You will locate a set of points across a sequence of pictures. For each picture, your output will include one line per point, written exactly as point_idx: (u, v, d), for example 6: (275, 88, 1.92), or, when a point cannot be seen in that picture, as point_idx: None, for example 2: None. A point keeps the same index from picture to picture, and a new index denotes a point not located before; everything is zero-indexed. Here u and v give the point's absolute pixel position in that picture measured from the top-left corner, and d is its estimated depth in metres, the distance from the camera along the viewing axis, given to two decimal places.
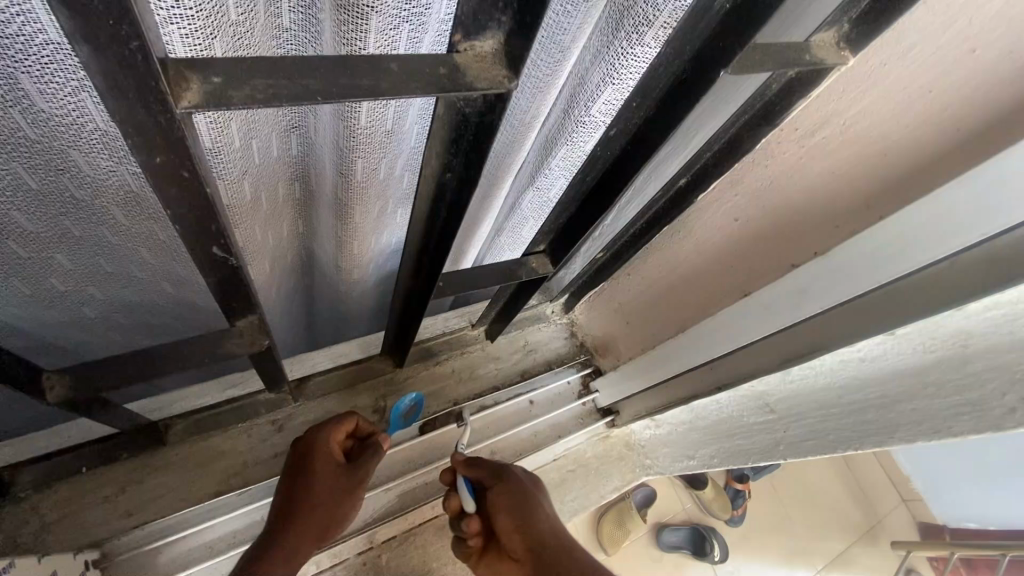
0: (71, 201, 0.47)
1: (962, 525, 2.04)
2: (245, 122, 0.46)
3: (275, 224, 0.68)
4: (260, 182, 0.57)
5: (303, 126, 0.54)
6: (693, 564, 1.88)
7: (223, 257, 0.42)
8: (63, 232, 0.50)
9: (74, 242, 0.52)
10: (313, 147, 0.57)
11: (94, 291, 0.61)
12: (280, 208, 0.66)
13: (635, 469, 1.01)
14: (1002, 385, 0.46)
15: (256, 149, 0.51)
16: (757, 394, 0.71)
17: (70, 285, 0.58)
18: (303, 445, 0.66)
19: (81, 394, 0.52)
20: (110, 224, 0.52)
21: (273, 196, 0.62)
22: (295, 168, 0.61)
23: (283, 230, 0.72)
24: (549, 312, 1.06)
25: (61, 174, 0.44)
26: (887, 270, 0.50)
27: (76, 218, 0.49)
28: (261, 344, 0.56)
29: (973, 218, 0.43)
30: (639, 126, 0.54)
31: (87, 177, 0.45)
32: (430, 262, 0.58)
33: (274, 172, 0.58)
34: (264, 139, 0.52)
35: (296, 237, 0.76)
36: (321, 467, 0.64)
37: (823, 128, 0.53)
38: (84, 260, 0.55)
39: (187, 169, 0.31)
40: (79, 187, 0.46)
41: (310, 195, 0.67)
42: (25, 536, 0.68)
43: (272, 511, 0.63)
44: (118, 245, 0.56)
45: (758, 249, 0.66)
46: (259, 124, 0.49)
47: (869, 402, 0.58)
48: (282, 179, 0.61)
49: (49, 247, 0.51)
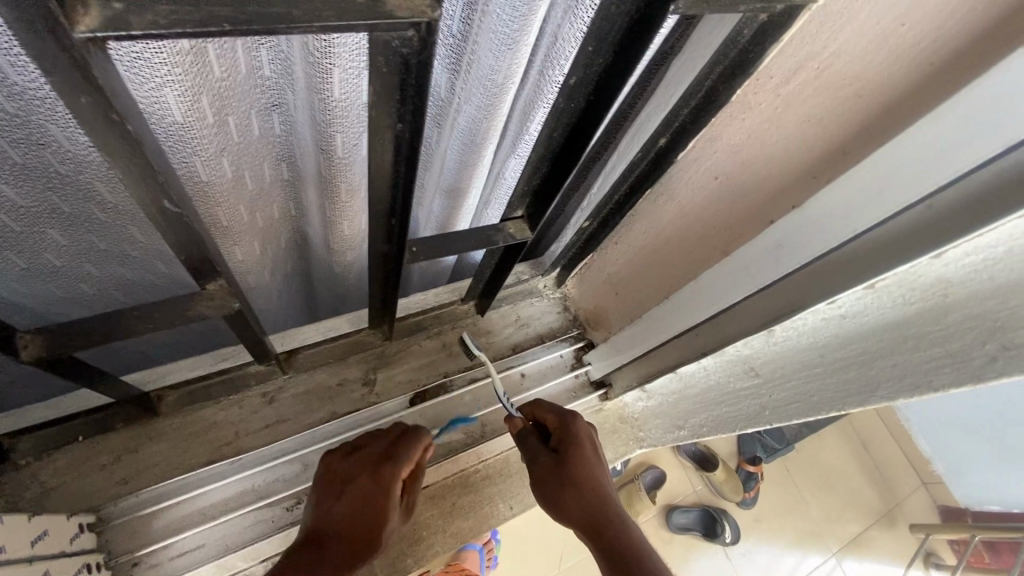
0: (57, 176, 0.46)
1: (984, 507, 1.98)
2: (217, 96, 0.45)
3: (266, 209, 0.66)
4: (242, 163, 0.55)
5: (283, 103, 0.52)
6: (704, 545, 1.87)
7: (176, 211, 0.43)
8: (52, 208, 0.49)
9: (64, 219, 0.51)
10: (296, 125, 0.56)
11: (92, 271, 0.60)
12: (268, 193, 0.64)
13: (628, 442, 1.00)
14: (982, 334, 0.44)
15: (235, 128, 0.50)
16: (741, 358, 0.69)
17: (66, 262, 0.56)
18: (369, 481, 0.69)
19: (55, 355, 0.54)
20: (98, 200, 0.50)
21: (259, 180, 0.60)
22: (278, 148, 0.59)
23: (275, 216, 0.69)
24: (541, 286, 1.05)
25: (42, 148, 0.43)
26: (864, 218, 0.48)
27: (64, 194, 0.48)
28: (233, 306, 0.58)
29: (947, 155, 0.41)
30: (599, 74, 0.52)
31: (69, 152, 0.44)
32: (399, 224, 0.58)
33: (259, 157, 0.57)
34: (243, 117, 0.50)
35: (288, 224, 0.74)
36: (387, 506, 0.68)
37: (799, 74, 0.51)
38: (78, 239, 0.54)
39: (115, 110, 0.32)
40: (62, 163, 0.45)
41: (297, 177, 0.65)
42: (27, 500, 0.71)
43: (315, 532, 0.65)
44: (111, 225, 0.54)
45: (739, 209, 0.64)
46: (235, 99, 0.47)
47: (851, 361, 0.56)
48: (267, 161, 0.59)
49: (40, 223, 0.50)
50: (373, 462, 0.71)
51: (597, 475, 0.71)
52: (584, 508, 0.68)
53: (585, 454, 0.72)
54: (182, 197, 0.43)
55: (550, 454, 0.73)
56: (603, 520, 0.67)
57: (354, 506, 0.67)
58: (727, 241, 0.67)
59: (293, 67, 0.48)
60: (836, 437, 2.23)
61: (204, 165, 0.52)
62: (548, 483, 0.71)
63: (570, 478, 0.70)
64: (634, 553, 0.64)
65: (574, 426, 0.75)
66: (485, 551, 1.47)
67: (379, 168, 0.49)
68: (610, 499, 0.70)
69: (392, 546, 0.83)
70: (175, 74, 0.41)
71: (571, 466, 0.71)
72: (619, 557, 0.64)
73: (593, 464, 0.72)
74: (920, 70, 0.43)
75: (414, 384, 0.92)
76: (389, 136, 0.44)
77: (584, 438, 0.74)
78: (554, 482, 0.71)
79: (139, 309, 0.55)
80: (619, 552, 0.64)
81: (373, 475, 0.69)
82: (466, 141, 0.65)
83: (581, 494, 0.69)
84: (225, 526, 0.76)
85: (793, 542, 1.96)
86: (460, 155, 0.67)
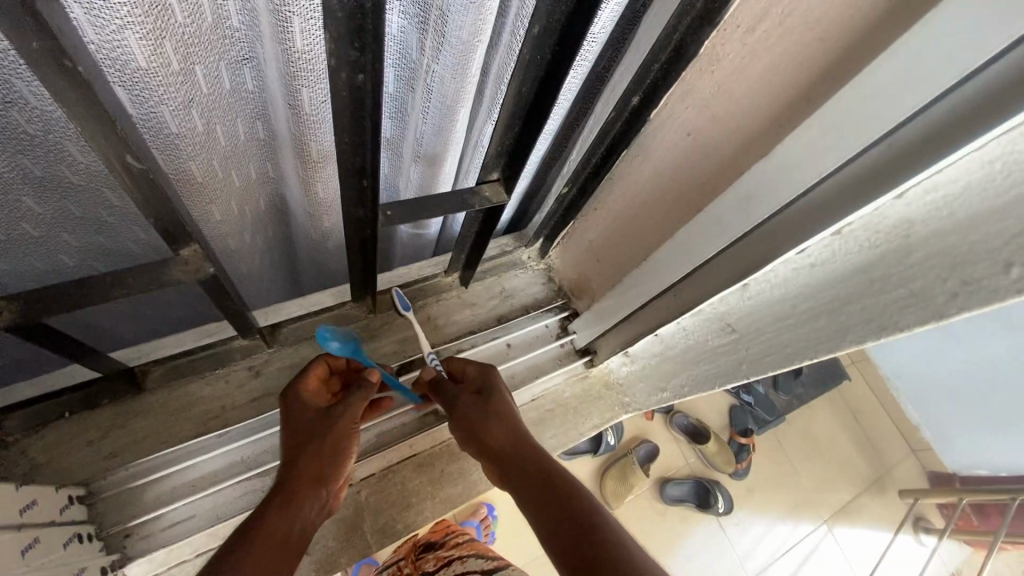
0: (25, 137, 0.46)
1: (972, 471, 2.03)
2: (181, 41, 0.44)
3: (242, 169, 0.65)
4: (213, 116, 0.54)
5: (254, 56, 0.53)
6: (697, 516, 1.90)
7: (140, 168, 0.44)
8: (25, 172, 0.49)
9: (38, 184, 0.51)
10: (267, 80, 0.56)
11: (71, 240, 0.59)
12: (244, 152, 0.63)
13: (614, 407, 1.01)
14: (942, 271, 0.45)
15: (202, 78, 0.50)
16: (718, 315, 0.71)
17: (43, 232, 0.56)
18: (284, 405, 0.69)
19: (29, 322, 0.54)
20: (69, 160, 0.50)
21: (233, 136, 0.60)
22: (252, 105, 0.58)
23: (252, 175, 0.68)
24: (525, 258, 1.05)
25: (8, 106, 0.43)
26: (825, 161, 0.48)
27: (35, 157, 0.48)
28: (206, 271, 0.59)
29: (902, 90, 0.41)
30: (562, 21, 0.53)
31: (37, 110, 0.44)
32: (371, 185, 0.57)
33: (232, 111, 0.57)
34: (210, 68, 0.50)
35: (263, 185, 0.72)
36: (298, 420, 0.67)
37: (763, 22, 0.51)
38: (53, 205, 0.54)
39: (65, 55, 0.34)
40: (30, 122, 0.45)
41: (272, 137, 0.64)
42: (16, 476, 0.71)
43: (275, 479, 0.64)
44: (85, 187, 0.53)
45: (710, 164, 0.64)
46: (201, 47, 0.47)
47: (821, 308, 0.58)
48: (240, 118, 0.59)
49: (14, 191, 0.50)
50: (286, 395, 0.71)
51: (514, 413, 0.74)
52: (502, 434, 0.70)
53: (504, 395, 0.76)
54: (145, 153, 0.44)
55: (472, 399, 0.74)
56: (519, 446, 0.69)
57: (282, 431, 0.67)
58: (701, 197, 0.67)
59: (259, 17, 0.48)
60: (826, 407, 2.26)
61: (172, 117, 0.51)
62: (470, 426, 0.71)
63: (490, 409, 0.72)
64: (548, 469, 0.66)
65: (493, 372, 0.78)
66: (482, 527, 1.51)
67: (346, 125, 0.49)
68: (530, 441, 0.70)
69: (383, 513, 0.85)
70: (137, 15, 0.40)
71: (492, 401, 0.74)
72: (534, 473, 0.66)
73: (511, 402, 0.75)
74: (875, 8, 0.43)
75: (399, 356, 0.93)
76: (351, 88, 0.45)
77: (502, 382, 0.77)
78: (475, 415, 0.72)
79: (112, 275, 0.56)
80: (534, 471, 0.66)
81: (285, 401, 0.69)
82: (440, 104, 0.64)
83: (499, 422, 0.71)
84: (214, 497, 0.77)
85: (784, 512, 1.99)
86: (436, 118, 0.66)
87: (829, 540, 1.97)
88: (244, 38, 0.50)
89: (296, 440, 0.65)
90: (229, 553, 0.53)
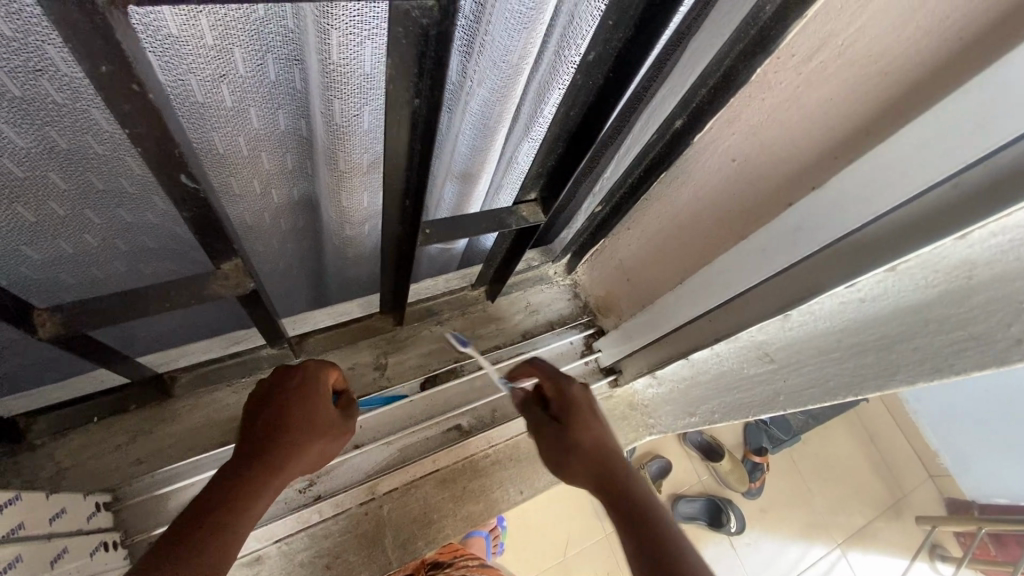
0: (54, 106, 0.44)
1: (992, 500, 1.98)
2: (220, 20, 0.44)
3: (274, 155, 0.65)
4: (246, 97, 0.54)
5: (302, 57, 0.52)
6: (708, 536, 1.86)
7: (192, 186, 0.45)
8: (52, 146, 0.48)
9: (64, 160, 0.49)
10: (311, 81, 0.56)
11: (96, 219, 0.58)
12: (278, 142, 0.64)
13: (637, 428, 1.00)
14: (1007, 315, 0.44)
15: (240, 60, 0.49)
16: (756, 344, 0.69)
17: (69, 210, 0.55)
18: (295, 383, 0.65)
19: (69, 332, 0.55)
20: (95, 129, 0.47)
21: (267, 121, 0.59)
22: (292, 100, 0.58)
23: (282, 164, 0.68)
24: (551, 274, 1.05)
25: (39, 74, 0.41)
26: (885, 196, 0.47)
27: (63, 129, 0.46)
28: (246, 286, 0.59)
29: (973, 132, 0.40)
30: (618, 48, 0.53)
31: (67, 79, 0.42)
32: (414, 205, 0.57)
33: (270, 98, 0.56)
34: (251, 52, 0.49)
35: (295, 180, 0.72)
36: (306, 410, 0.64)
37: (821, 52, 0.50)
38: (78, 181, 0.52)
39: (133, 79, 0.34)
40: (60, 91, 0.43)
41: (308, 134, 0.64)
42: (43, 480, 0.72)
43: (246, 454, 0.60)
44: (109, 157, 0.51)
45: (754, 192, 0.63)
46: (241, 32, 0.46)
47: (868, 345, 0.56)
48: (278, 109, 0.59)
49: (40, 166, 0.49)
50: (300, 369, 0.66)
51: (599, 434, 0.70)
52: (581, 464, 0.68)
53: (585, 416, 0.71)
54: (197, 171, 0.44)
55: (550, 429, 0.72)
56: (604, 473, 0.66)
57: (282, 411, 0.63)
58: (742, 224, 0.66)
59: (306, 23, 0.47)
60: (842, 428, 2.22)
61: (200, 87, 0.50)
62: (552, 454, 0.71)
63: (566, 439, 0.70)
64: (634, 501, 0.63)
65: (569, 392, 0.73)
66: (491, 537, 1.47)
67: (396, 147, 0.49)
68: (617, 463, 0.67)
69: (404, 529, 0.84)
70: None
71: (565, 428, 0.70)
72: (621, 505, 0.63)
73: (591, 423, 0.70)
74: (946, 46, 0.42)
75: (424, 370, 0.92)
76: (405, 112, 0.44)
77: (581, 400, 0.73)
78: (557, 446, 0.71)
79: (153, 288, 0.57)
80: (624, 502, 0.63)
81: (298, 380, 0.65)
82: (479, 125, 0.63)
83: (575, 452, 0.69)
84: None
85: (797, 533, 1.95)
86: (472, 138, 0.66)
87: (844, 566, 1.92)
88: (294, 37, 0.50)
89: (294, 432, 0.62)
90: (200, 540, 0.52)
